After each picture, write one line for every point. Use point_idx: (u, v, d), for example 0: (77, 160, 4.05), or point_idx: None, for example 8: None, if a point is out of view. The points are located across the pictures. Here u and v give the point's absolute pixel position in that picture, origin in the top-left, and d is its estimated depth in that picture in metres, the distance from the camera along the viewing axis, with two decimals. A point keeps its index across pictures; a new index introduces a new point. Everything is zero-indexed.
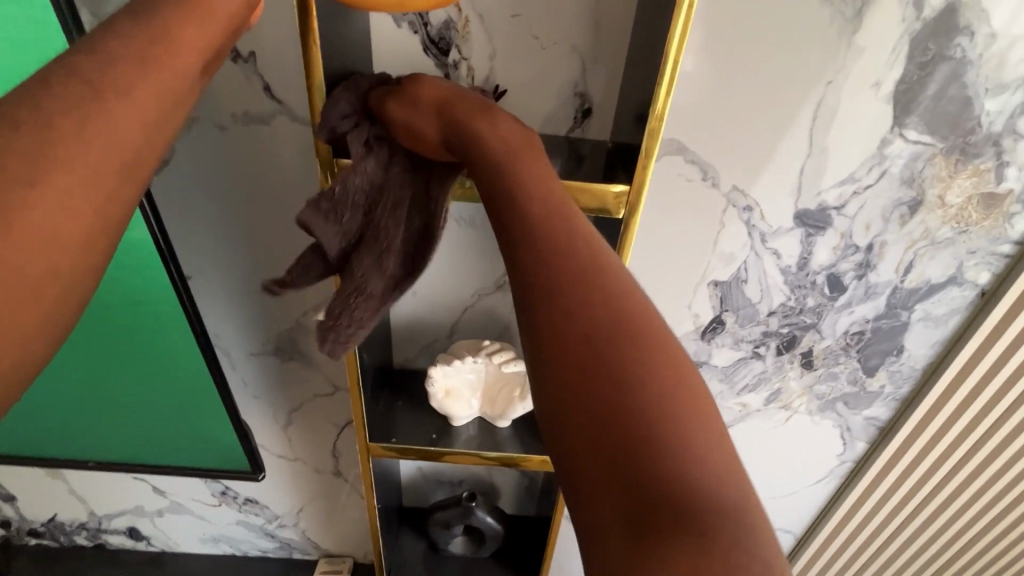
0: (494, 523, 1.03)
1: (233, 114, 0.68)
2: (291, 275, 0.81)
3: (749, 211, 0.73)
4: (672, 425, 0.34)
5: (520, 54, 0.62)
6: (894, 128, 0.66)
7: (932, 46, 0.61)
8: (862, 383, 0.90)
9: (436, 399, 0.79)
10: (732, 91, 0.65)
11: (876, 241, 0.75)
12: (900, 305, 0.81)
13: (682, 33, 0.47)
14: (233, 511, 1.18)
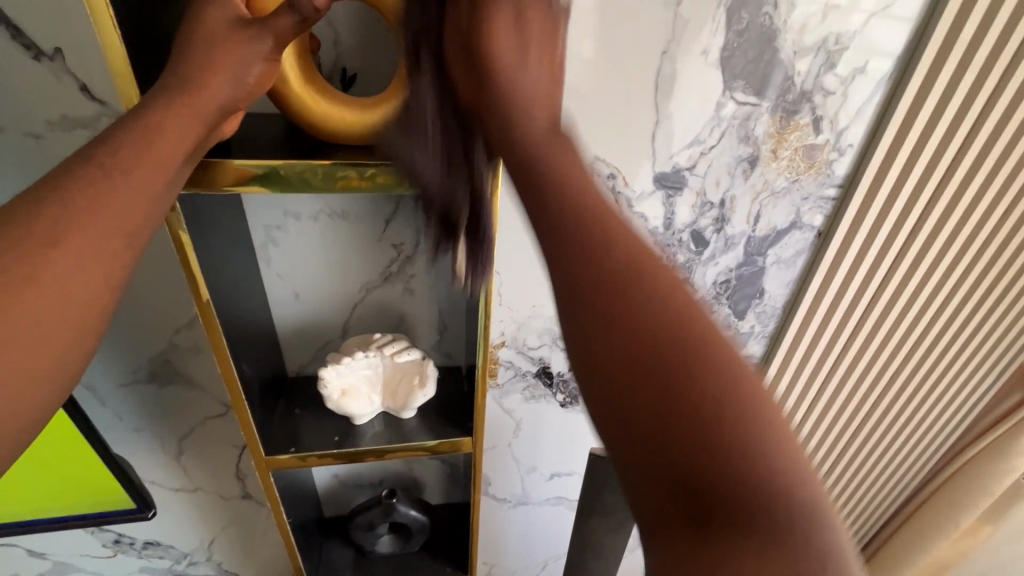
0: (419, 515, 1.02)
1: (47, 120, 0.60)
2: (154, 292, 0.75)
3: (613, 178, 0.78)
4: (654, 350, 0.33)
5: (364, 34, 0.60)
6: (725, 92, 0.73)
7: (745, 16, 0.68)
8: (735, 326, 0.99)
9: (332, 400, 0.76)
10: (582, 67, 0.68)
11: (727, 196, 0.82)
12: (756, 252, 0.90)
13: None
14: (133, 559, 1.08)
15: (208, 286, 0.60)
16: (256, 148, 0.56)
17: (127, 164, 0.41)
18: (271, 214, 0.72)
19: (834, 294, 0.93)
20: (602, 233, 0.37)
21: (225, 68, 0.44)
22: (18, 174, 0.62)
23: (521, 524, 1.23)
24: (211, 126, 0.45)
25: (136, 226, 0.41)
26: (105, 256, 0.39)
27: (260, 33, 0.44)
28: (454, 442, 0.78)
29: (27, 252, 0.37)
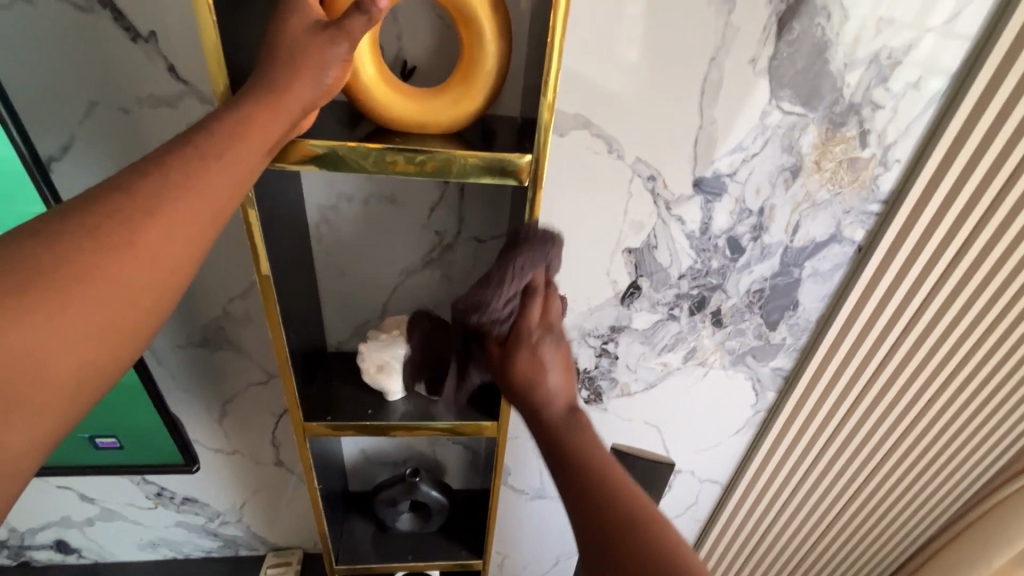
0: (440, 497, 1.05)
1: (136, 97, 0.65)
2: (213, 263, 0.80)
3: (653, 180, 0.79)
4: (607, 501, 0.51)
5: (425, 29, 0.64)
6: (772, 100, 0.73)
7: (797, 25, 0.68)
8: (766, 336, 0.99)
9: (368, 373, 0.80)
10: (632, 70, 0.70)
11: (767, 205, 0.83)
12: (793, 263, 0.90)
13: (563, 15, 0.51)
14: (171, 513, 1.15)
15: (267, 258, 0.65)
16: (318, 130, 0.61)
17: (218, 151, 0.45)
18: (325, 195, 0.77)
19: (870, 309, 0.92)
20: (581, 453, 0.54)
21: (303, 69, 0.48)
22: (106, 142, 0.68)
23: (536, 517, 1.25)
24: (291, 118, 0.50)
25: (216, 202, 0.45)
26: (191, 223, 0.43)
27: (331, 34, 0.48)
28: (473, 425, 0.82)
29: (124, 216, 0.41)
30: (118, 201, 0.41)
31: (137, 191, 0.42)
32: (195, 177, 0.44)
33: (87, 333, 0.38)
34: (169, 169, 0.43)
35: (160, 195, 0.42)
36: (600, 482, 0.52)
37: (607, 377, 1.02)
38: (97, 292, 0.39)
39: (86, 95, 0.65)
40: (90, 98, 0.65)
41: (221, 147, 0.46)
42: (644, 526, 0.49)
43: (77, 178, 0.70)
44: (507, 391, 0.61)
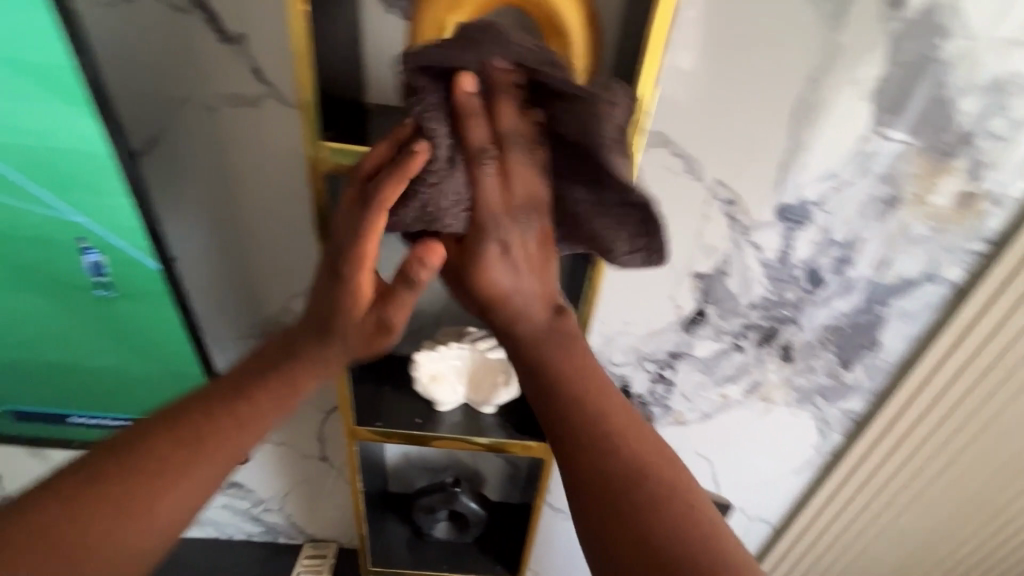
0: (478, 509, 1.04)
1: (222, 96, 0.67)
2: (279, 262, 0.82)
3: (732, 204, 0.74)
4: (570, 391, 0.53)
5: (508, 40, 0.62)
6: (873, 126, 0.67)
7: (910, 46, 0.62)
8: (838, 376, 0.92)
9: (421, 383, 0.80)
10: (721, 88, 0.65)
11: (855, 237, 0.76)
12: (877, 300, 0.83)
13: (665, 42, 0.49)
14: (219, 495, 1.19)
15: None
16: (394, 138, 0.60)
17: (272, 393, 0.57)
18: None
19: (963, 357, 0.83)
20: (545, 348, 0.55)
21: (361, 330, 0.57)
22: (191, 137, 0.70)
23: (573, 538, 1.21)
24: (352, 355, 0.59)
25: (291, 392, 0.57)
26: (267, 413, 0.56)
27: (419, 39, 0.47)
28: (506, 443, 0.80)
29: (223, 416, 0.55)
30: (220, 407, 0.55)
31: (239, 392, 0.56)
32: (276, 395, 0.57)
33: (178, 505, 0.52)
34: (265, 377, 0.58)
35: (252, 395, 0.56)
36: (562, 378, 0.53)
37: (661, 404, 0.97)
38: (200, 472, 0.53)
39: (177, 92, 0.66)
40: (180, 96, 0.66)
41: (311, 342, 0.58)
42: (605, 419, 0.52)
43: (163, 170, 0.72)
44: (473, 298, 0.56)
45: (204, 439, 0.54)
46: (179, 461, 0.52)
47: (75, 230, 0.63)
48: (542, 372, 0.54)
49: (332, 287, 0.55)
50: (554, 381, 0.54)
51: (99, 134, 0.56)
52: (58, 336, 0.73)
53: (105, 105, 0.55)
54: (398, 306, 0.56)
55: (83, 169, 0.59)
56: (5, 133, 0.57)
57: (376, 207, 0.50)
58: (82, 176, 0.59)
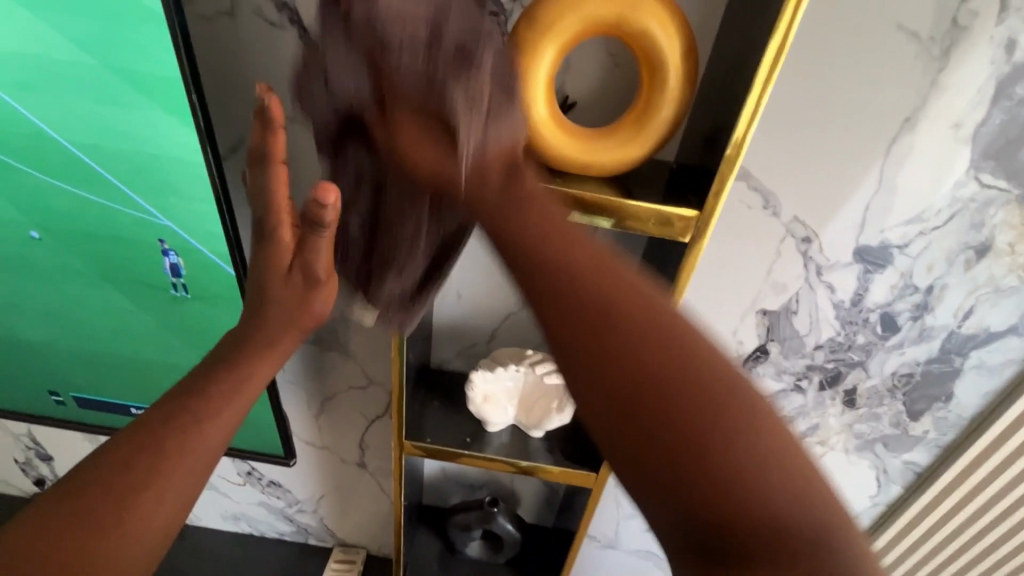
0: (514, 531, 1.02)
1: (305, 109, 0.68)
2: None
3: (808, 243, 0.72)
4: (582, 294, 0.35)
5: (593, 68, 0.62)
6: (970, 171, 0.64)
7: (1020, 90, 0.59)
8: (904, 426, 0.88)
9: (474, 403, 0.79)
10: (809, 124, 0.63)
11: (937, 284, 0.73)
12: (955, 351, 0.78)
13: (769, 75, 0.47)
14: (256, 492, 1.20)
15: None
16: None
17: (231, 390, 0.47)
18: None
19: None
20: (531, 233, 0.38)
21: (291, 292, 0.51)
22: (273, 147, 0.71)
23: (604, 568, 1.18)
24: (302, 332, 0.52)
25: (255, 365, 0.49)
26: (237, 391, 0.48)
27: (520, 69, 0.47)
28: (538, 467, 0.78)
29: (179, 408, 0.45)
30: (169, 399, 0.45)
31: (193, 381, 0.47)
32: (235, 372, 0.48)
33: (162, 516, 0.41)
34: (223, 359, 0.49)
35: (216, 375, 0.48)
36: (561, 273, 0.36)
37: None
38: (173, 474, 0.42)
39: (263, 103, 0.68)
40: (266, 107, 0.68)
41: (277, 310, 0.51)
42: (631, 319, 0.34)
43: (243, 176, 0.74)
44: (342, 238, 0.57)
45: (171, 436, 0.43)
46: (120, 500, 0.40)
47: (159, 232, 0.66)
48: (537, 276, 0.36)
49: (258, 258, 0.52)
50: (504, 228, 0.39)
51: (196, 143, 0.59)
52: (132, 328, 0.76)
53: (203, 118, 0.57)
54: (313, 251, 0.50)
55: (177, 174, 0.62)
56: (106, 138, 0.60)
57: (275, 160, 0.50)
58: (176, 180, 0.62)
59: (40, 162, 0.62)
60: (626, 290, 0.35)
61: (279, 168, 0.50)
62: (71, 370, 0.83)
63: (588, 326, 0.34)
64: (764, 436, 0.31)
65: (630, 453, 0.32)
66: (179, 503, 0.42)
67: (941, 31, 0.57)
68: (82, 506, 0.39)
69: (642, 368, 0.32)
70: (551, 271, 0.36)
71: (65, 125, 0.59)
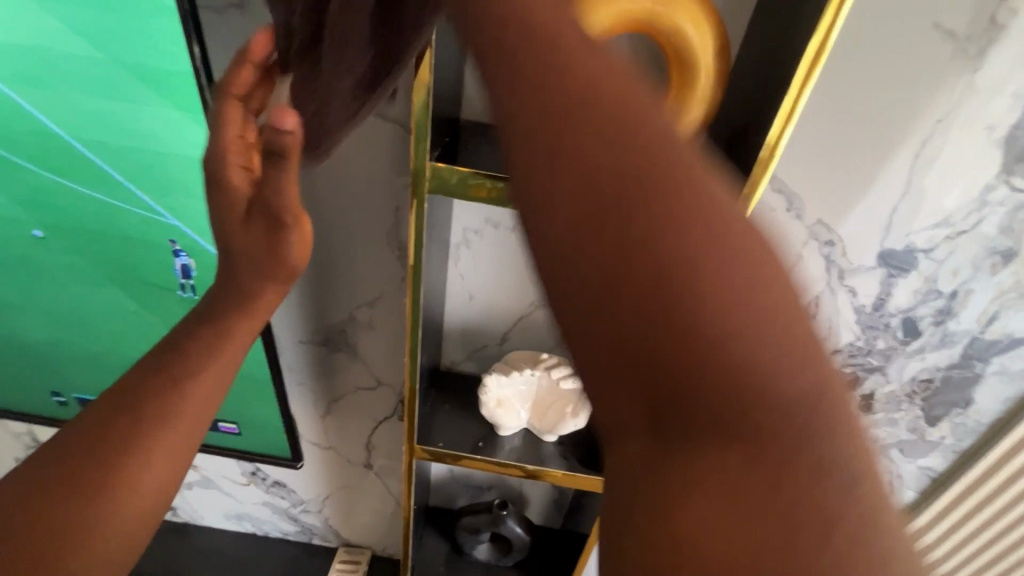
0: (523, 534, 1.01)
1: None
2: (350, 271, 0.81)
3: (831, 246, 0.70)
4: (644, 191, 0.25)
5: None
6: (1000, 174, 0.62)
7: None
8: (921, 432, 0.86)
9: (487, 407, 0.77)
10: (837, 125, 0.62)
11: (961, 289, 0.71)
12: (976, 356, 0.77)
13: (808, 73, 0.45)
14: (260, 492, 1.19)
15: (421, 283, 0.65)
16: (493, 160, 0.58)
17: (202, 360, 0.50)
18: (473, 219, 0.74)
19: None
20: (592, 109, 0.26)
21: (253, 237, 0.50)
22: None
23: None
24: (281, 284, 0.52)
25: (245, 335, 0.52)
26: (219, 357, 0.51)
27: None
28: (547, 472, 0.77)
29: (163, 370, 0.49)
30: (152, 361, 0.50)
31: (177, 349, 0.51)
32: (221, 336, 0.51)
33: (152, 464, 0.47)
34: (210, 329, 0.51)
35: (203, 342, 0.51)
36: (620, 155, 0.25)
37: None
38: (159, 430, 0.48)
39: None
40: None
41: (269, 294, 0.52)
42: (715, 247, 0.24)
43: None
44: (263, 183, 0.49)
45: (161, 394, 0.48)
46: (116, 447, 0.46)
47: (169, 232, 0.64)
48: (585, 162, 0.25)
49: (219, 209, 0.51)
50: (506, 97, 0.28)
51: (206, 141, 0.57)
52: (138, 330, 0.75)
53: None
54: (275, 191, 0.46)
55: (186, 173, 0.60)
56: (114, 135, 0.58)
57: (228, 95, 0.49)
58: (185, 179, 0.60)
59: (44, 159, 0.60)
60: (670, 202, 0.25)
61: (233, 103, 0.49)
62: (73, 371, 0.81)
63: (594, 241, 0.25)
64: (805, 374, 0.23)
65: (604, 366, 0.25)
66: (164, 459, 0.48)
67: (977, 31, 0.55)
68: (80, 454, 0.45)
69: (663, 241, 0.24)
70: (545, 112, 0.26)
71: (73, 124, 0.57)
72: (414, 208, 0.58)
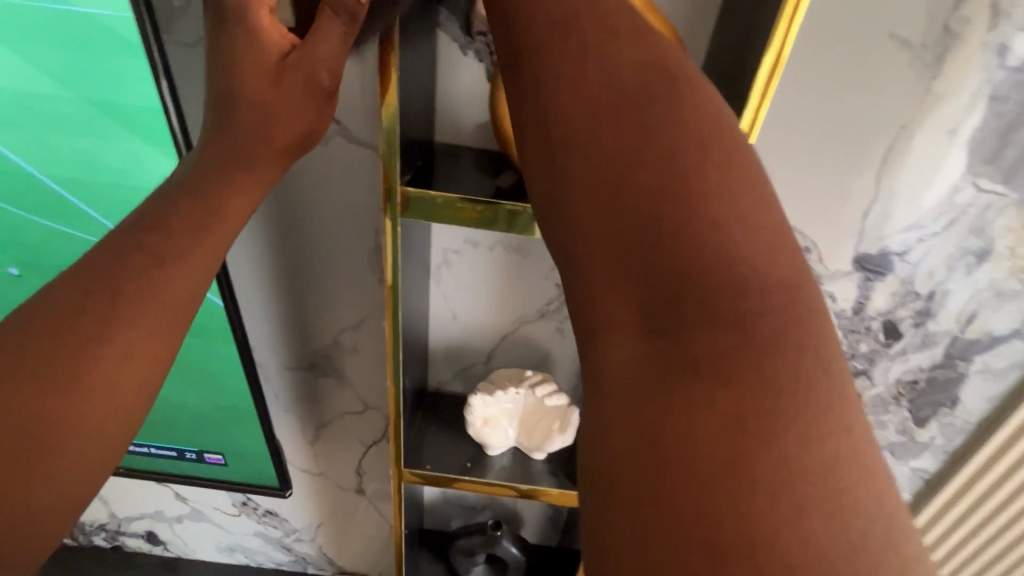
0: (519, 554, 1.00)
1: None
2: (333, 294, 0.81)
3: (807, 253, 0.71)
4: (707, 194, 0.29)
5: None
6: (967, 176, 0.64)
7: (1015, 96, 0.58)
8: (911, 433, 0.86)
9: (473, 427, 0.77)
10: (804, 134, 0.63)
11: (938, 290, 0.72)
12: (958, 356, 0.77)
13: (764, 92, 0.46)
14: (252, 522, 1.17)
15: (399, 307, 0.65)
16: (466, 181, 0.59)
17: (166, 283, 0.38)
18: (452, 239, 0.74)
19: None
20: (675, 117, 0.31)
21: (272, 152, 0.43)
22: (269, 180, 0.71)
23: None
24: None
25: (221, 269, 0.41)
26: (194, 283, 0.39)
27: None
28: (538, 490, 0.76)
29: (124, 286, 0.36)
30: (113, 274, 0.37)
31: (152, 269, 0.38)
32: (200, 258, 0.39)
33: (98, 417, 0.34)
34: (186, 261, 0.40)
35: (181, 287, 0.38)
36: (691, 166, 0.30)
37: None
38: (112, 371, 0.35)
39: None
40: None
41: None
42: (771, 264, 0.28)
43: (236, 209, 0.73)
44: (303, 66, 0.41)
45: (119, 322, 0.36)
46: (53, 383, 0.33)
47: None
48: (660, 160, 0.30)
49: None
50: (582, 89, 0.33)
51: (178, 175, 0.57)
52: None
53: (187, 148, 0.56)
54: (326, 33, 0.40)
55: None
56: (84, 170, 0.58)
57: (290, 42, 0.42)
58: None
59: (15, 197, 0.60)
60: (737, 225, 0.29)
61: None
62: None
63: (650, 223, 0.29)
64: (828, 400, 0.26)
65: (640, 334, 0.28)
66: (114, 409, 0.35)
67: (932, 38, 0.57)
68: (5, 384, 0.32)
69: (731, 268, 0.28)
70: (630, 132, 0.31)
71: (47, 164, 0.58)
72: (389, 231, 0.58)
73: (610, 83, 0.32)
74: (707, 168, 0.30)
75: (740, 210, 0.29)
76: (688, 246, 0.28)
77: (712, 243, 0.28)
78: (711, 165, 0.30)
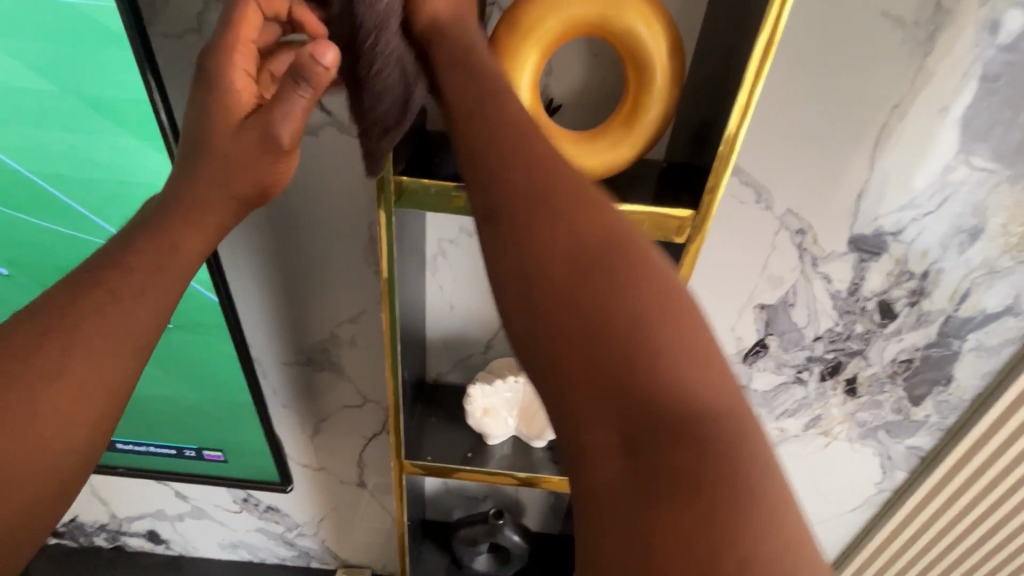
0: (521, 542, 1.01)
1: None
2: (328, 287, 0.80)
3: (802, 235, 0.71)
4: (630, 301, 0.32)
5: (577, 67, 0.60)
6: (960, 154, 0.64)
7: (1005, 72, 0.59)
8: (906, 412, 0.87)
9: (473, 417, 0.77)
10: (798, 114, 0.63)
11: (933, 268, 0.72)
12: (952, 334, 0.78)
13: (760, 67, 0.45)
14: (254, 518, 1.17)
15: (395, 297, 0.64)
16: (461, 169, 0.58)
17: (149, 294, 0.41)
18: (448, 229, 0.74)
19: None
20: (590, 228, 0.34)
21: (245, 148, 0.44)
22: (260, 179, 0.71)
23: None
24: None
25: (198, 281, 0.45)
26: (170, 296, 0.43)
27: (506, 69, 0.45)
28: (539, 478, 0.76)
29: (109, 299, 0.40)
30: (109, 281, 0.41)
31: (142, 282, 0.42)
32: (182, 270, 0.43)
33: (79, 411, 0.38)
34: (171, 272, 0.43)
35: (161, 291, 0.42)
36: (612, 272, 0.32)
37: None
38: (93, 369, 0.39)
39: None
40: None
41: None
42: (687, 356, 0.30)
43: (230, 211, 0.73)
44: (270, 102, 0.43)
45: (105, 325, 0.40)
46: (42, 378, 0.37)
47: None
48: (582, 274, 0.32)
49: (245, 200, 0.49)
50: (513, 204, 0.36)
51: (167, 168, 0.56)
52: None
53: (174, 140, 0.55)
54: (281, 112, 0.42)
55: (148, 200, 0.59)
56: (71, 167, 0.57)
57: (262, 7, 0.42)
58: None
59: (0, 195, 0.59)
60: (654, 320, 0.31)
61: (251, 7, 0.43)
62: None
63: (575, 342, 0.31)
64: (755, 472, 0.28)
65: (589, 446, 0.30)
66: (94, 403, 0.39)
67: (925, 16, 0.57)
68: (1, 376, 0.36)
69: (653, 367, 0.30)
70: (550, 245, 0.34)
71: (31, 160, 0.57)
72: (383, 222, 0.57)
73: (535, 194, 0.35)
74: (624, 272, 0.32)
75: (654, 304, 0.32)
76: (614, 355, 0.30)
77: (632, 345, 0.30)
78: (628, 271, 0.33)
